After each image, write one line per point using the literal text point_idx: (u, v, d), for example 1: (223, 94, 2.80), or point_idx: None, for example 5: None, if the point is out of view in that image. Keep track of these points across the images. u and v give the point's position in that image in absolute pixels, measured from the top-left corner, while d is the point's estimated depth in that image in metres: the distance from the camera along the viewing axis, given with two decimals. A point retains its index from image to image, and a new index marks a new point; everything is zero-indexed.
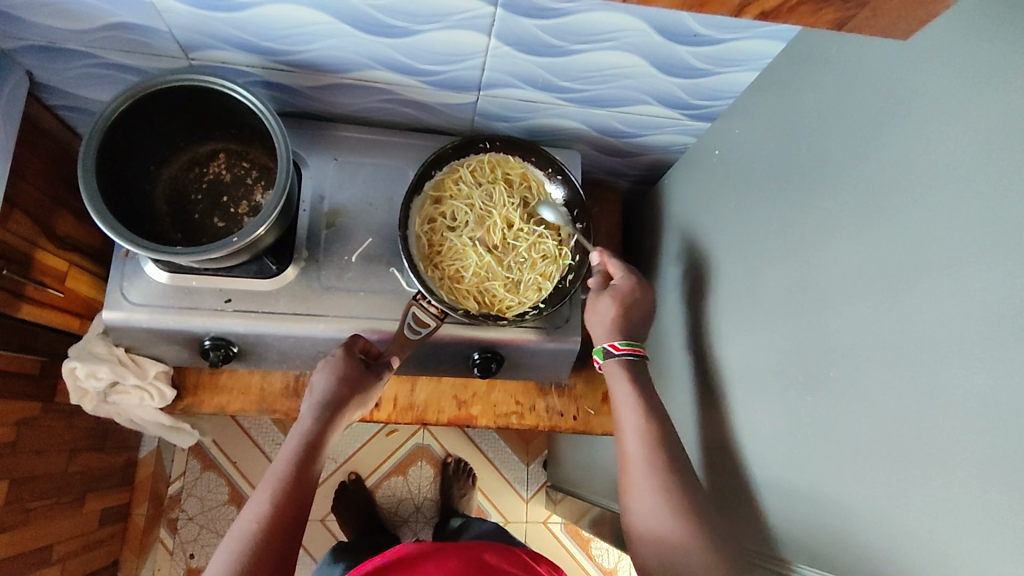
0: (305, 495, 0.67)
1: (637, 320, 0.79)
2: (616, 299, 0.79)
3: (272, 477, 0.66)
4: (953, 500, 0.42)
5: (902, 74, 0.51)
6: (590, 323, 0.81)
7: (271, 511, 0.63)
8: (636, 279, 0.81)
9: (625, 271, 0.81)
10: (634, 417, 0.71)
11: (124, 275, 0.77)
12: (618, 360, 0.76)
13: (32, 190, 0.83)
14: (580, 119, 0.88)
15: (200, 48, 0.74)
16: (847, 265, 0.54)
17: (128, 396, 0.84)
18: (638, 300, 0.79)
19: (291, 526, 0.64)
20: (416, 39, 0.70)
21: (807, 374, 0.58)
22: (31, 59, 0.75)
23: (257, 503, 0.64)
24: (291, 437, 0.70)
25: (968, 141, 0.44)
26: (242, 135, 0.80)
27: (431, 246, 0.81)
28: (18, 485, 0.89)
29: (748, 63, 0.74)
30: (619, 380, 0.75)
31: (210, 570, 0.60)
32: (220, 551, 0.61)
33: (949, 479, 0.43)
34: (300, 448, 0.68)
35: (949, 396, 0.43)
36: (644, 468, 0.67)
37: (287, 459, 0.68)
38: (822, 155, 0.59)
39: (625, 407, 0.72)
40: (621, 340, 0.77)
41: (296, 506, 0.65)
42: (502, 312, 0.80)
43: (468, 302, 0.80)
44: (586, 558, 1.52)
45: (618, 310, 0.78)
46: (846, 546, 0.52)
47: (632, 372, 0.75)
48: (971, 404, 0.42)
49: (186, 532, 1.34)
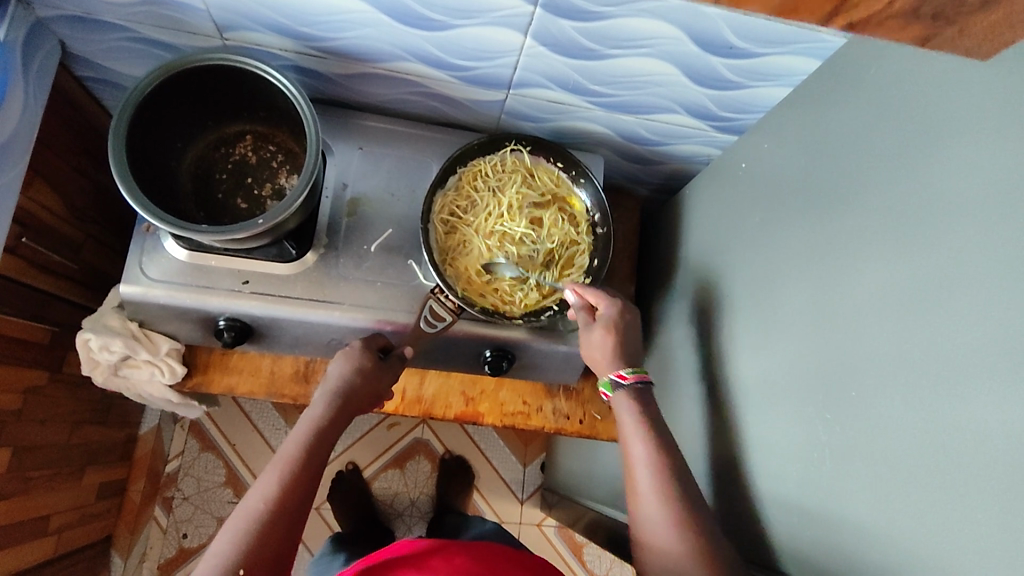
0: (314, 479, 0.66)
1: (631, 344, 0.78)
2: (610, 328, 0.77)
3: (282, 458, 0.66)
4: (968, 525, 0.42)
5: (938, 96, 0.51)
6: (585, 353, 0.79)
7: (278, 492, 0.63)
8: (620, 305, 0.79)
9: (608, 299, 0.79)
10: (641, 445, 0.68)
11: (144, 250, 0.77)
12: (627, 390, 0.73)
13: (56, 160, 0.84)
14: (606, 124, 0.88)
15: (235, 29, 0.74)
16: (870, 284, 0.55)
17: (139, 371, 0.84)
18: (628, 324, 0.79)
19: (297, 510, 0.63)
20: (452, 33, 0.71)
21: (822, 391, 0.58)
22: (64, 28, 0.75)
23: (265, 484, 0.64)
24: (303, 422, 0.70)
25: (997, 166, 0.44)
26: (270, 118, 0.80)
27: (451, 248, 0.81)
28: (22, 452, 0.90)
29: (780, 79, 0.74)
30: (626, 411, 0.72)
31: (213, 547, 0.59)
32: (224, 529, 0.61)
33: (962, 501, 0.43)
34: (311, 434, 0.69)
35: (966, 420, 0.43)
36: (653, 497, 0.64)
37: (298, 442, 0.68)
38: (851, 174, 0.59)
39: (631, 435, 0.70)
40: (626, 368, 0.75)
41: (303, 491, 0.65)
42: (519, 309, 0.80)
43: (486, 301, 0.80)
44: (578, 563, 1.51)
45: (613, 338, 0.77)
46: (856, 565, 0.52)
47: (640, 402, 0.72)
48: (989, 430, 0.41)
49: (180, 511, 1.33)
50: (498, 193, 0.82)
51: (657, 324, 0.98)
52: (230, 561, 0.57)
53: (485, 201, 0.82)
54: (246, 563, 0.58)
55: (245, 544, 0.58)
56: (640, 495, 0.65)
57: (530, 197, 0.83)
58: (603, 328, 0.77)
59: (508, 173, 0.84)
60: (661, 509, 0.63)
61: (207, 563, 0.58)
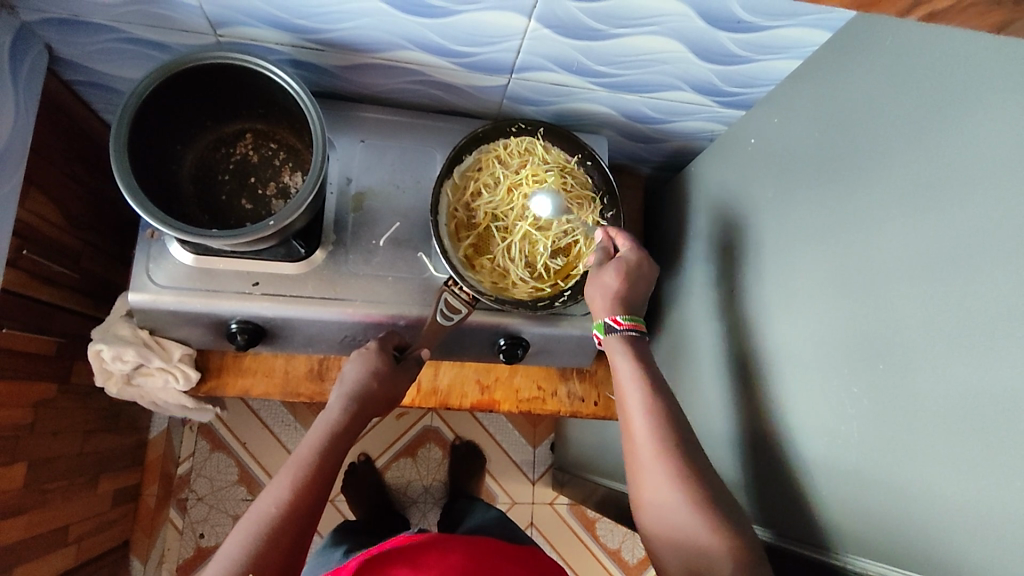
0: (325, 483, 0.65)
1: (637, 296, 0.77)
2: (623, 271, 0.76)
3: (296, 463, 0.65)
4: (996, 495, 0.42)
5: (958, 68, 0.50)
6: (589, 292, 0.77)
7: (291, 496, 0.62)
8: (641, 253, 0.78)
9: (631, 246, 0.78)
10: (636, 387, 0.68)
11: (150, 256, 0.76)
12: (620, 335, 0.73)
13: (49, 167, 0.81)
14: (610, 104, 0.87)
15: (229, 24, 0.72)
16: (887, 258, 0.54)
17: (153, 378, 0.83)
18: (640, 272, 0.77)
19: (309, 512, 0.62)
20: (453, 19, 0.69)
21: (841, 364, 0.58)
22: (52, 32, 0.72)
23: (278, 488, 0.62)
24: (319, 426, 0.69)
25: (1019, 133, 0.44)
26: (270, 115, 0.78)
27: (458, 222, 0.80)
28: (37, 466, 0.89)
29: (787, 51, 0.73)
30: (619, 353, 0.72)
31: (222, 550, 0.58)
32: (234, 533, 0.59)
33: (991, 482, 0.43)
34: (326, 438, 0.68)
35: (993, 390, 0.43)
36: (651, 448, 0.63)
37: (311, 447, 0.67)
38: (867, 146, 0.59)
39: (627, 378, 0.69)
40: (621, 314, 0.75)
41: (316, 494, 0.63)
42: (495, 287, 0.79)
43: (472, 270, 0.79)
44: (591, 538, 1.52)
45: (621, 282, 0.75)
46: (880, 536, 0.52)
47: (634, 346, 0.73)
48: (1013, 407, 0.42)
49: (195, 512, 1.33)
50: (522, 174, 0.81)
51: (667, 303, 0.98)
52: (239, 562, 0.56)
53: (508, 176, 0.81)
54: (256, 565, 0.56)
55: (253, 551, 0.57)
56: (637, 441, 0.65)
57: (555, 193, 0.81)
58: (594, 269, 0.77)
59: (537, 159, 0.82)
60: (657, 457, 0.62)
61: (217, 565, 0.56)
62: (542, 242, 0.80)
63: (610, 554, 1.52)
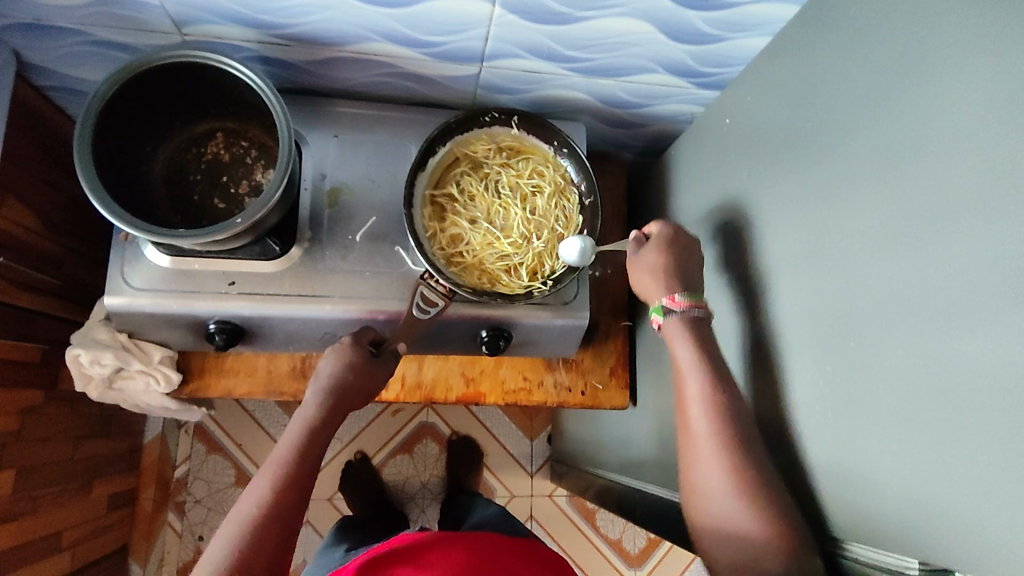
0: (307, 480, 0.66)
1: (686, 270, 0.74)
2: (660, 249, 0.74)
3: (274, 462, 0.66)
4: (974, 472, 0.41)
5: (924, 36, 0.49)
6: (639, 285, 0.76)
7: (271, 495, 0.62)
8: (676, 227, 0.76)
9: (663, 223, 0.76)
10: (698, 381, 0.66)
11: (125, 259, 0.76)
12: (679, 316, 0.71)
13: (24, 174, 0.81)
14: (585, 90, 0.85)
15: (193, 23, 0.71)
16: (864, 234, 0.53)
17: (134, 381, 0.83)
18: (681, 245, 0.75)
19: (291, 515, 0.63)
20: (416, 9, 0.68)
21: (818, 341, 0.58)
22: (18, 37, 0.72)
23: (258, 488, 0.64)
24: (296, 421, 0.70)
25: (987, 98, 0.43)
26: (239, 113, 0.78)
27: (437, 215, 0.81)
28: (25, 472, 0.89)
29: (759, 28, 0.72)
30: (679, 338, 0.70)
31: (210, 551, 0.59)
32: (219, 533, 0.60)
33: (965, 458, 0.42)
34: (303, 434, 0.68)
35: (968, 363, 0.42)
36: (711, 452, 0.62)
37: (290, 445, 0.67)
38: (840, 121, 0.58)
39: (688, 371, 0.67)
40: (678, 294, 0.72)
41: (298, 492, 0.64)
42: (463, 276, 0.79)
43: (444, 258, 0.79)
44: (590, 529, 1.52)
45: (661, 260, 0.74)
46: (864, 518, 0.51)
47: (692, 327, 0.70)
48: (987, 382, 0.41)
49: (193, 514, 1.34)
50: (509, 176, 0.82)
51: None
52: (224, 567, 0.56)
53: (496, 176, 0.83)
54: (241, 567, 0.57)
55: (239, 553, 0.58)
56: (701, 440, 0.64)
57: (540, 197, 0.82)
58: (638, 258, 0.76)
59: (525, 164, 0.84)
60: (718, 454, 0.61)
61: (201, 571, 0.57)
62: (518, 239, 0.80)
63: (611, 544, 1.52)
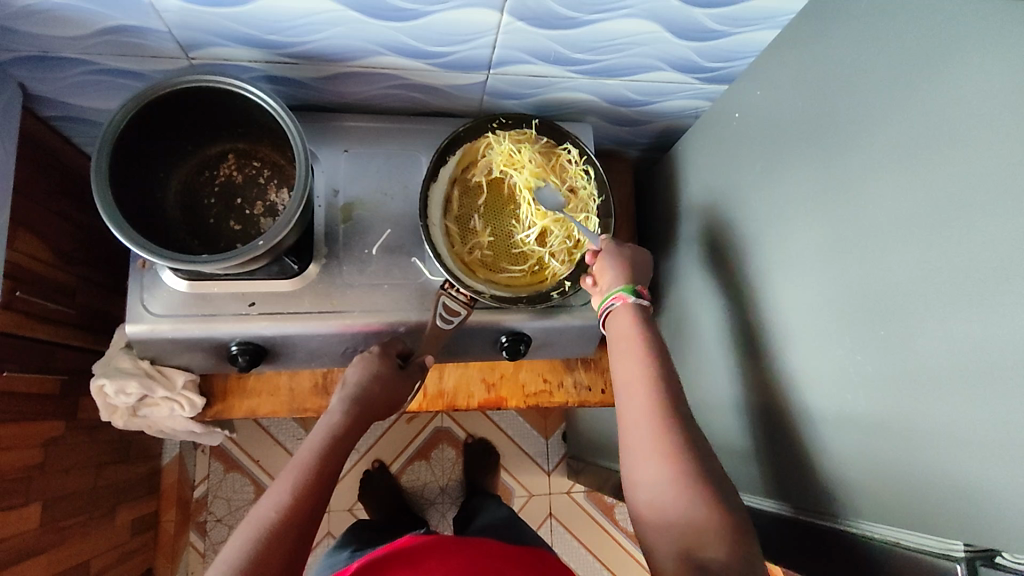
0: (326, 486, 0.62)
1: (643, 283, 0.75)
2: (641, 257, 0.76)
3: (296, 467, 0.62)
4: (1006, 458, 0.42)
5: (938, 26, 0.49)
6: (613, 265, 0.74)
7: (291, 499, 0.58)
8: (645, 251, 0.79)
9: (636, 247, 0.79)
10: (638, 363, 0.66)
11: (144, 286, 0.76)
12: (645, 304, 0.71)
13: (34, 207, 0.81)
14: (592, 91, 0.86)
15: (201, 46, 0.71)
16: (881, 223, 0.53)
17: (159, 408, 0.83)
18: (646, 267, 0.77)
19: (311, 516, 0.58)
20: (424, 21, 0.68)
21: (839, 331, 0.58)
22: (23, 70, 0.72)
23: (278, 490, 0.59)
24: (320, 428, 0.68)
25: (1007, 86, 0.43)
26: (249, 132, 0.78)
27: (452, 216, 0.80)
28: (52, 504, 0.89)
29: (765, 22, 0.72)
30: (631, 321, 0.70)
31: (221, 554, 0.54)
32: (233, 535, 0.56)
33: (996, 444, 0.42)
34: (326, 440, 0.66)
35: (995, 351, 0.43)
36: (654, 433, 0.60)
37: (312, 450, 0.65)
38: (854, 112, 0.58)
39: (635, 355, 0.67)
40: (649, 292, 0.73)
41: (317, 496, 0.60)
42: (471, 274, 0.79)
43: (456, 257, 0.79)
44: (609, 522, 1.53)
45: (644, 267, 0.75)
46: (894, 505, 0.52)
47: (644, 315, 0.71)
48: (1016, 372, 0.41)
49: (215, 534, 1.34)
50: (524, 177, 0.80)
51: (666, 284, 0.97)
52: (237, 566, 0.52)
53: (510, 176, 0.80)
54: (255, 568, 0.53)
55: (251, 553, 0.53)
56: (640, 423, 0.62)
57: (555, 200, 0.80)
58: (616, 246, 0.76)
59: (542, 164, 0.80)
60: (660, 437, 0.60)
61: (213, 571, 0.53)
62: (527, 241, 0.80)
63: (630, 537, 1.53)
